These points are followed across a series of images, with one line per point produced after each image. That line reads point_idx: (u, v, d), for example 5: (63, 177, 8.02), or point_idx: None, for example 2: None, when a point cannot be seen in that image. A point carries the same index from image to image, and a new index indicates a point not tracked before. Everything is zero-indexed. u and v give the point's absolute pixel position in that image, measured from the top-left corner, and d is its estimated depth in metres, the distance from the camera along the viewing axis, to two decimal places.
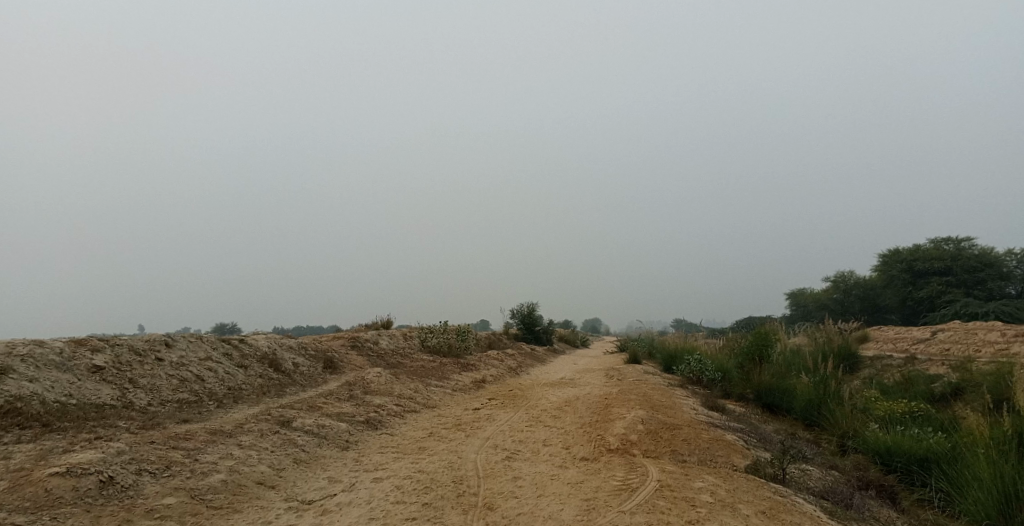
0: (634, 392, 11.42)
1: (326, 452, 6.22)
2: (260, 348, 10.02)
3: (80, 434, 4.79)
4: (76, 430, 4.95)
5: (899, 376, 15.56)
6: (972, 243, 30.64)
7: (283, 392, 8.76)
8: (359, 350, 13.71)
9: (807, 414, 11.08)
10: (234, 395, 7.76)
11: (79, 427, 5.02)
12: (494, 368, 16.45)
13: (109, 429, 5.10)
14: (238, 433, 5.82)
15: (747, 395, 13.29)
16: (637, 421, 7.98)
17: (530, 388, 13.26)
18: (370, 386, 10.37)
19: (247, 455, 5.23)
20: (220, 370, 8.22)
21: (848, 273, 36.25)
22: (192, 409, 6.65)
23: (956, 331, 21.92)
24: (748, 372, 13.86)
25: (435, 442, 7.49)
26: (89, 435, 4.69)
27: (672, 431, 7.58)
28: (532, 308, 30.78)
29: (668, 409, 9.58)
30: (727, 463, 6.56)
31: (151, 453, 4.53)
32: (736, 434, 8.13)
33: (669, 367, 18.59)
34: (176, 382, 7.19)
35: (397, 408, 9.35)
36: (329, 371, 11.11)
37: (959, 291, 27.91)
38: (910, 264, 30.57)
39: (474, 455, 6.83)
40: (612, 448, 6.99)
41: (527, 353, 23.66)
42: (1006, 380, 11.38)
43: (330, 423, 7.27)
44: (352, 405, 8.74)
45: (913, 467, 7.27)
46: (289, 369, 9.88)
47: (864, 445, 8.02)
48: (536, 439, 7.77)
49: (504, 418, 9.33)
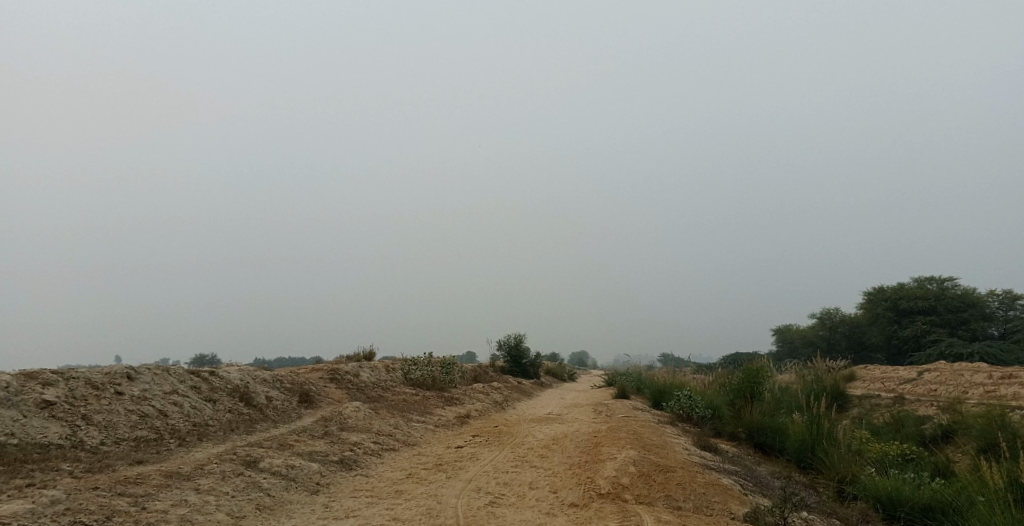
0: (623, 430, 11.01)
1: (294, 496, 5.73)
2: (232, 381, 9.50)
3: (14, 479, 4.30)
4: (12, 472, 4.46)
5: (888, 417, 15.30)
6: (955, 283, 30.92)
7: (253, 429, 8.23)
8: (338, 383, 13.15)
9: (801, 455, 10.72)
10: (199, 432, 7.25)
11: (16, 470, 4.54)
12: (480, 402, 15.92)
13: (49, 472, 4.60)
14: (197, 475, 5.32)
15: (738, 434, 12.90)
16: (628, 462, 7.56)
17: (516, 424, 12.73)
18: (347, 422, 9.85)
19: (204, 501, 4.74)
20: (185, 405, 7.71)
21: (834, 310, 36.34)
22: (150, 448, 6.16)
23: (943, 372, 21.82)
24: (739, 410, 13.52)
25: (414, 485, 7.00)
26: (23, 481, 4.21)
27: (665, 474, 7.18)
28: (519, 340, 30.30)
29: (659, 449, 9.18)
30: (725, 511, 6.17)
31: (91, 501, 4.06)
32: (733, 478, 7.74)
33: (658, 403, 18.18)
34: (136, 419, 6.68)
35: (374, 446, 8.84)
36: (305, 405, 10.57)
37: (943, 331, 28.01)
38: (895, 303, 30.72)
39: (456, 501, 6.36)
40: (603, 494, 6.58)
41: (513, 386, 23.09)
42: (998, 421, 11.21)
43: (301, 464, 6.77)
44: (326, 443, 8.23)
45: (917, 517, 6.94)
46: (261, 403, 9.35)
47: (864, 491, 7.69)
48: (522, 482, 7.32)
49: (488, 457, 8.85)
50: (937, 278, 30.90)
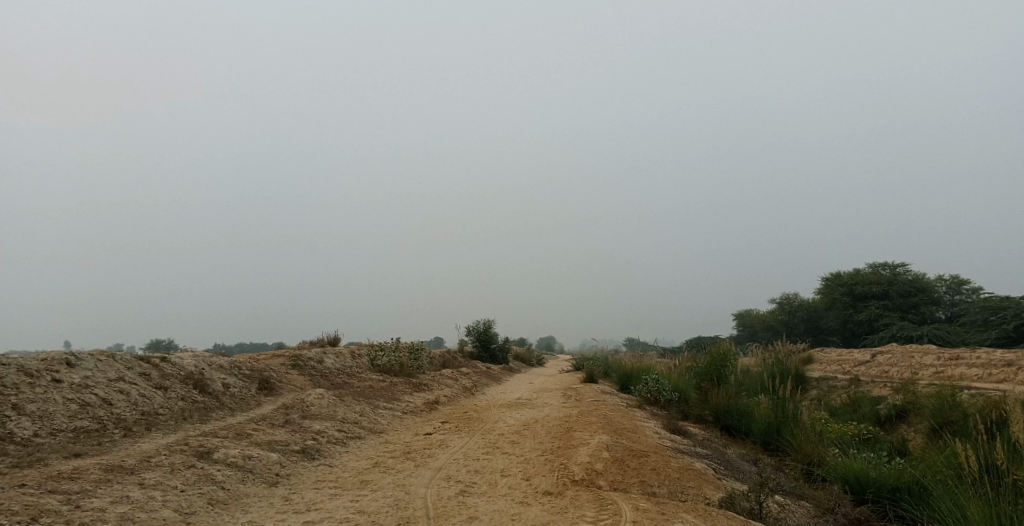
0: (594, 414, 10.92)
1: (251, 489, 5.36)
2: (185, 368, 8.95)
3: None
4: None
5: (845, 398, 15.73)
6: (906, 268, 32.08)
7: (208, 417, 7.76)
8: (301, 370, 12.65)
9: (767, 438, 10.84)
10: (147, 422, 6.75)
11: None
12: (448, 388, 15.65)
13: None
14: (141, 469, 4.88)
15: (706, 417, 13.00)
16: (601, 448, 7.42)
17: (485, 409, 12.53)
18: (310, 409, 9.44)
19: (148, 497, 4.33)
20: (133, 393, 7.19)
21: (793, 295, 37.31)
22: (91, 440, 5.67)
23: (894, 354, 22.62)
24: (705, 394, 13.62)
25: (380, 474, 6.70)
26: None
27: (639, 460, 7.06)
28: (487, 325, 30.09)
29: (631, 434, 9.10)
30: (701, 497, 6.08)
31: (15, 501, 3.63)
32: (705, 463, 7.69)
33: (626, 387, 18.26)
34: (76, 408, 6.16)
35: (339, 434, 8.49)
36: (264, 393, 10.08)
37: (895, 315, 29.06)
38: (851, 288, 31.68)
39: (425, 491, 6.08)
40: (577, 480, 6.42)
41: (481, 371, 22.89)
42: (949, 401, 11.58)
43: (259, 454, 6.37)
44: (287, 432, 7.83)
45: (885, 498, 7.02)
46: (217, 391, 8.85)
47: (832, 474, 7.75)
48: (493, 469, 7.10)
49: (457, 444, 8.60)
50: (890, 264, 32.02)
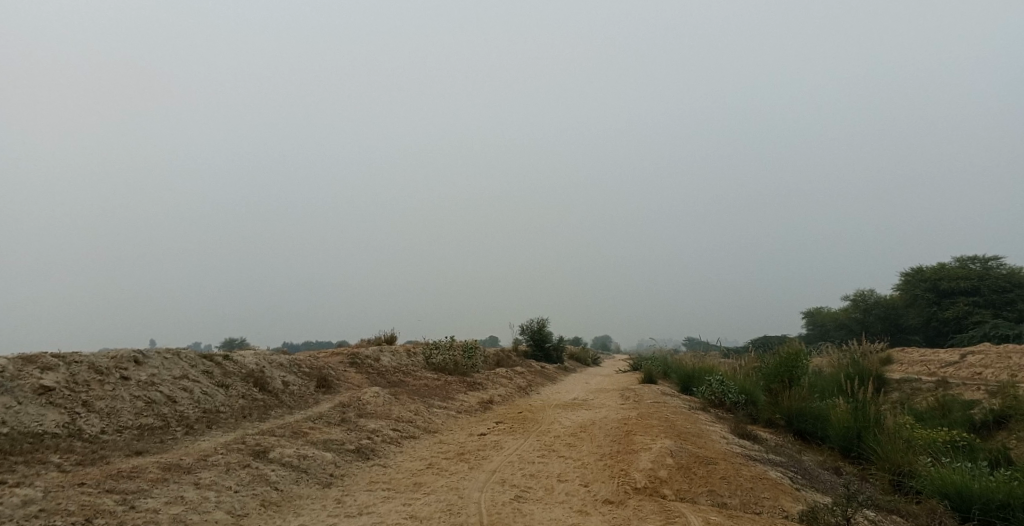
0: (655, 417, 10.41)
1: (304, 490, 5.29)
2: (247, 365, 9.15)
3: None
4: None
5: (932, 402, 14.40)
6: (1000, 262, 29.31)
7: (266, 415, 7.87)
8: (358, 368, 12.78)
9: (847, 444, 9.98)
10: (209, 419, 6.88)
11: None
12: (503, 387, 15.47)
13: (32, 467, 4.20)
14: (198, 468, 4.89)
15: (776, 421, 12.18)
16: (665, 454, 6.96)
17: (541, 410, 12.23)
18: (366, 408, 9.45)
19: (202, 498, 4.30)
20: (196, 391, 7.36)
21: (868, 292, 34.94)
22: (154, 437, 5.78)
23: (988, 354, 20.65)
24: (775, 396, 12.78)
25: (433, 477, 6.52)
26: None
27: (707, 467, 6.56)
28: (542, 324, 29.84)
29: (696, 438, 8.56)
30: (778, 510, 5.56)
31: (71, 502, 3.66)
32: (780, 471, 7.08)
33: (688, 388, 17.50)
34: (141, 405, 6.32)
35: (394, 434, 8.42)
36: (322, 391, 10.19)
37: (987, 312, 26.59)
38: (935, 284, 29.25)
39: (479, 496, 5.85)
40: (639, 488, 6.03)
41: (537, 371, 22.61)
42: None
43: (313, 454, 6.34)
44: (342, 431, 7.82)
45: (993, 516, 6.21)
46: (276, 389, 8.99)
47: (926, 486, 6.97)
48: (549, 474, 6.80)
49: (513, 446, 8.35)
50: (981, 257, 29.36)
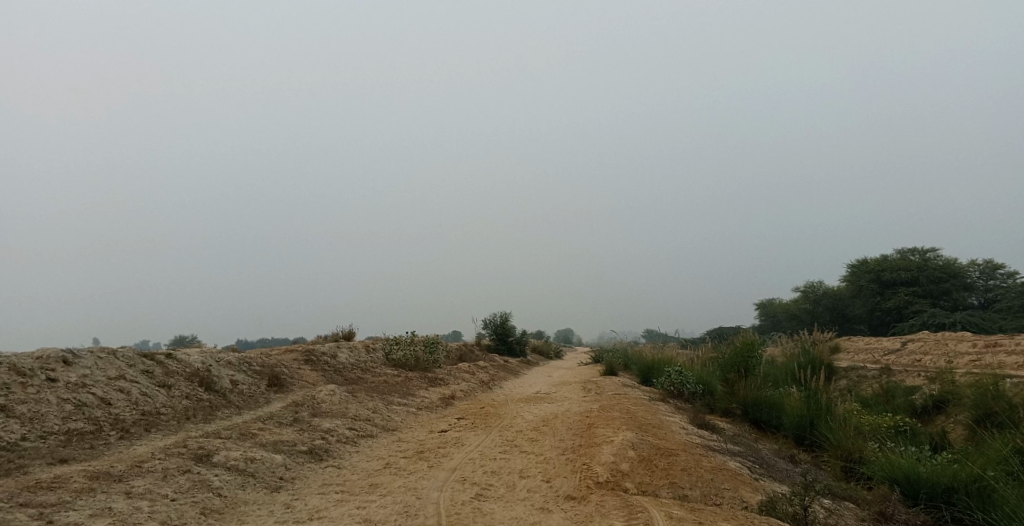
0: (616, 409, 10.42)
1: (250, 496, 4.98)
2: (192, 365, 8.66)
3: None
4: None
5: (876, 388, 14.99)
6: (937, 254, 30.87)
7: (212, 417, 7.44)
8: (314, 365, 12.33)
9: (800, 432, 10.22)
10: (147, 422, 6.43)
11: None
12: (465, 382, 15.25)
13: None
14: (130, 476, 4.51)
15: (734, 411, 12.39)
16: (626, 446, 6.91)
17: (503, 404, 12.08)
18: (320, 407, 9.10)
19: (134, 508, 3.95)
20: (133, 391, 6.89)
21: (818, 283, 36.23)
22: (83, 443, 5.34)
23: (927, 341, 21.70)
24: (732, 386, 13.01)
25: (390, 477, 6.28)
26: None
27: (668, 459, 6.55)
28: (505, 318, 29.69)
29: (656, 430, 8.59)
30: (737, 500, 5.58)
31: None
32: (738, 461, 7.16)
33: (647, 379, 17.70)
34: (70, 409, 5.84)
35: (350, 433, 8.12)
36: (274, 390, 9.75)
37: (925, 302, 27.97)
38: (878, 275, 30.55)
39: (438, 496, 5.65)
40: (601, 483, 5.96)
41: (499, 365, 22.50)
42: (991, 388, 10.86)
43: (262, 457, 6.01)
44: (295, 431, 7.47)
45: (939, 500, 6.42)
46: (223, 388, 8.54)
47: (877, 472, 7.16)
48: (511, 470, 6.67)
49: (473, 442, 8.17)
50: (920, 249, 30.87)
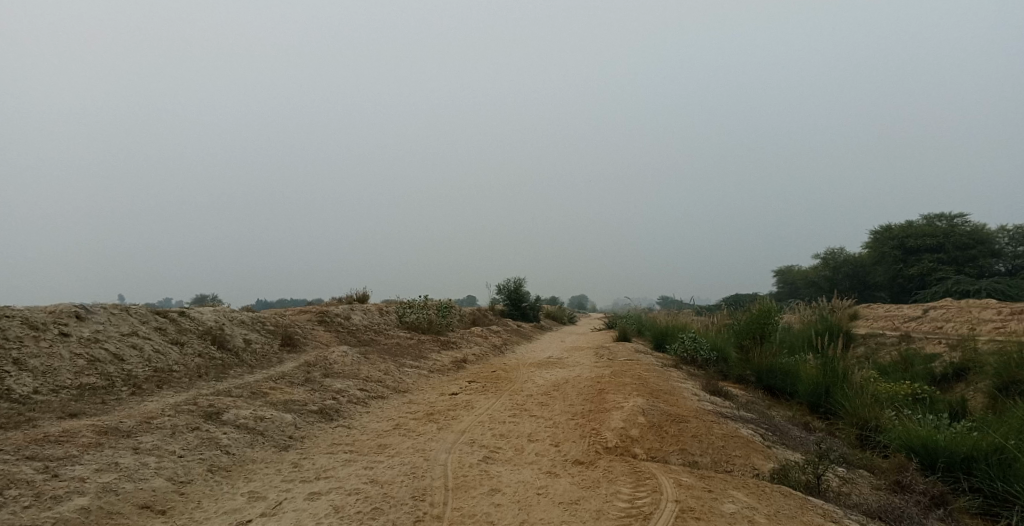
0: (628, 374, 10.35)
1: (258, 454, 5.01)
2: (205, 323, 8.73)
3: None
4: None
5: (895, 356, 14.70)
6: (965, 220, 29.91)
7: (225, 375, 7.51)
8: (327, 326, 12.42)
9: (815, 400, 10.07)
10: (160, 379, 6.49)
11: None
12: (478, 346, 15.32)
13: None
14: (138, 432, 4.53)
15: (747, 378, 12.26)
16: (637, 412, 6.84)
17: (515, 368, 12.08)
18: (332, 367, 9.14)
19: (140, 464, 3.96)
20: (146, 348, 6.94)
21: (838, 250, 35.50)
22: (96, 398, 5.39)
23: (950, 309, 21.21)
24: (747, 353, 12.85)
25: (399, 438, 6.29)
26: None
27: (678, 425, 6.46)
28: (519, 283, 29.70)
29: (668, 396, 8.49)
30: (748, 468, 5.49)
31: None
32: (750, 428, 7.05)
33: (660, 345, 17.61)
34: (83, 364, 5.90)
35: (361, 394, 8.16)
36: (287, 349, 9.83)
37: (950, 269, 27.26)
38: (902, 241, 29.76)
39: (446, 457, 5.64)
40: (610, 448, 5.91)
41: (513, 330, 22.55)
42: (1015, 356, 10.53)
43: (272, 415, 6.04)
44: (306, 391, 7.51)
45: (958, 470, 6.25)
46: (236, 348, 8.60)
47: (893, 440, 7.00)
48: (520, 433, 6.64)
49: (483, 405, 8.17)
50: (947, 215, 29.92)
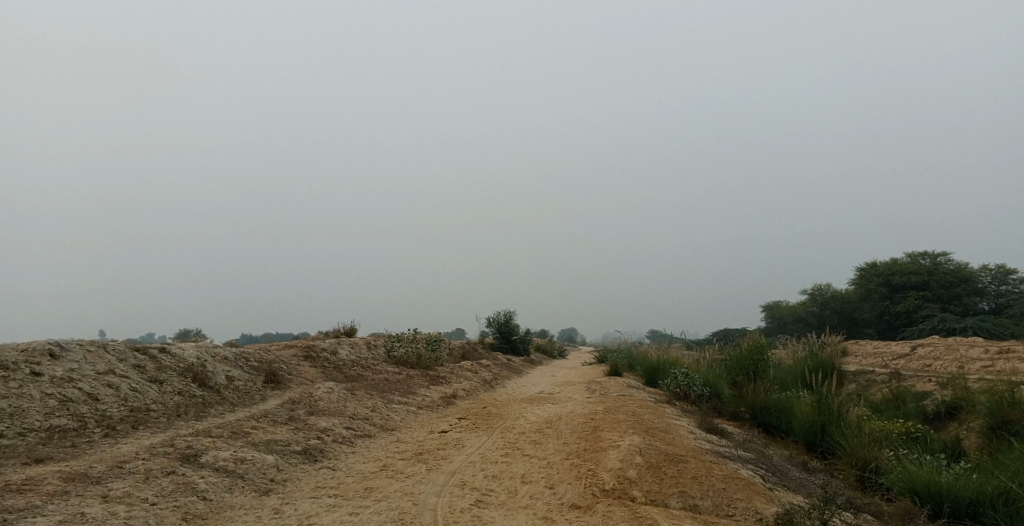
0: (622, 411, 10.12)
1: (237, 500, 4.72)
2: (186, 359, 8.43)
3: None
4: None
5: (886, 393, 14.61)
6: (948, 258, 30.37)
7: (205, 414, 7.20)
8: (313, 361, 12.10)
9: (811, 438, 9.90)
10: (136, 419, 6.19)
11: None
12: (467, 381, 15.00)
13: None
14: (109, 478, 4.25)
15: (742, 414, 12.07)
16: (633, 452, 6.62)
17: (506, 405, 11.81)
18: (318, 405, 8.84)
19: (108, 514, 3.68)
20: (122, 387, 6.65)
21: (825, 286, 35.77)
22: (66, 441, 5.10)
23: (937, 347, 21.28)
24: (740, 389, 12.68)
25: (386, 481, 6.01)
26: None
27: (677, 466, 6.26)
28: (509, 317, 29.44)
29: (664, 434, 8.28)
30: (752, 512, 5.28)
31: None
32: (750, 468, 6.84)
33: (652, 381, 17.38)
34: (54, 404, 5.61)
35: (347, 433, 7.86)
36: (271, 386, 9.51)
37: (935, 306, 27.48)
38: (888, 278, 30.08)
39: (436, 501, 5.38)
40: (607, 491, 5.68)
41: (502, 364, 22.22)
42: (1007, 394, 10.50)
43: (253, 457, 5.76)
44: (289, 430, 7.21)
45: (963, 514, 6.09)
46: (218, 385, 8.30)
47: (896, 482, 6.84)
48: (513, 474, 6.39)
49: (474, 444, 7.89)
50: (931, 253, 30.39)
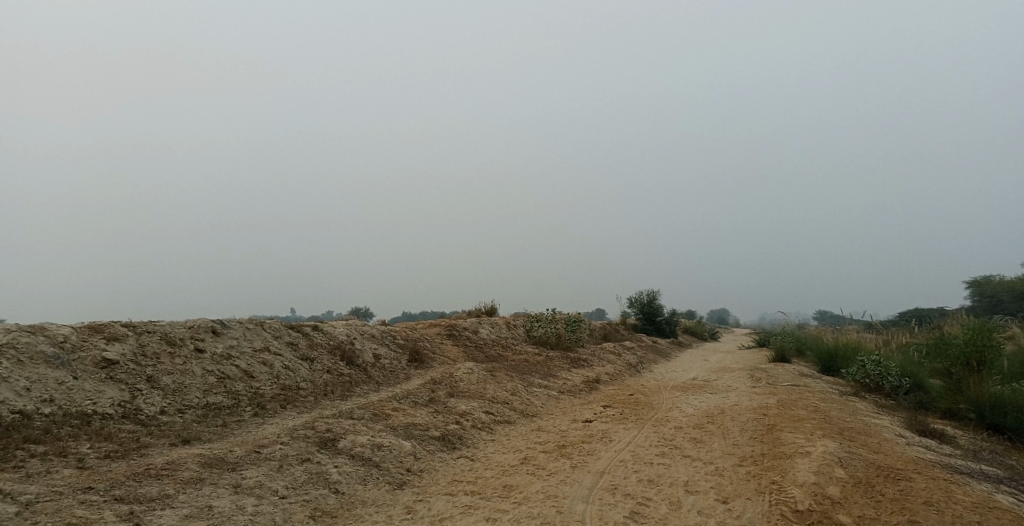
0: (801, 406, 8.48)
1: (369, 494, 4.37)
2: (336, 337, 8.63)
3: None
4: (2, 458, 3.55)
5: None
6: None
7: (350, 393, 7.21)
8: (455, 340, 12.01)
9: None
10: (286, 398, 6.26)
11: (7, 457, 3.57)
12: (611, 364, 14.06)
13: (48, 464, 3.64)
14: (245, 464, 4.10)
15: (962, 413, 9.58)
16: (832, 462, 5.22)
17: (656, 392, 10.66)
18: (458, 386, 8.56)
19: (235, 508, 3.45)
20: (276, 365, 6.81)
21: None
22: (218, 420, 5.19)
23: None
24: (957, 382, 10.12)
25: (526, 478, 5.37)
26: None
27: (899, 487, 4.76)
28: (652, 297, 27.77)
29: (867, 439, 6.61)
30: None
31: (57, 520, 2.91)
32: (1007, 493, 5.04)
33: (829, 368, 14.91)
34: (212, 381, 5.79)
35: (486, 418, 7.42)
36: (415, 365, 9.47)
37: None
38: None
39: (584, 510, 4.60)
40: (803, 515, 4.44)
41: (648, 346, 20.84)
42: None
43: (390, 442, 5.46)
44: (429, 413, 6.94)
45: None
46: (365, 363, 8.35)
47: None
48: (674, 481, 5.37)
49: (624, 439, 6.99)
50: None
